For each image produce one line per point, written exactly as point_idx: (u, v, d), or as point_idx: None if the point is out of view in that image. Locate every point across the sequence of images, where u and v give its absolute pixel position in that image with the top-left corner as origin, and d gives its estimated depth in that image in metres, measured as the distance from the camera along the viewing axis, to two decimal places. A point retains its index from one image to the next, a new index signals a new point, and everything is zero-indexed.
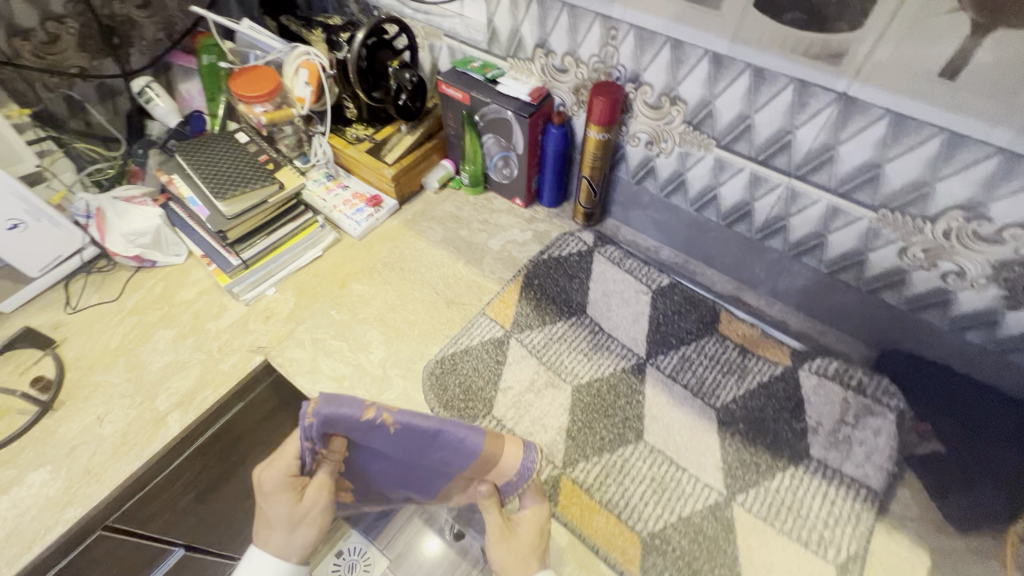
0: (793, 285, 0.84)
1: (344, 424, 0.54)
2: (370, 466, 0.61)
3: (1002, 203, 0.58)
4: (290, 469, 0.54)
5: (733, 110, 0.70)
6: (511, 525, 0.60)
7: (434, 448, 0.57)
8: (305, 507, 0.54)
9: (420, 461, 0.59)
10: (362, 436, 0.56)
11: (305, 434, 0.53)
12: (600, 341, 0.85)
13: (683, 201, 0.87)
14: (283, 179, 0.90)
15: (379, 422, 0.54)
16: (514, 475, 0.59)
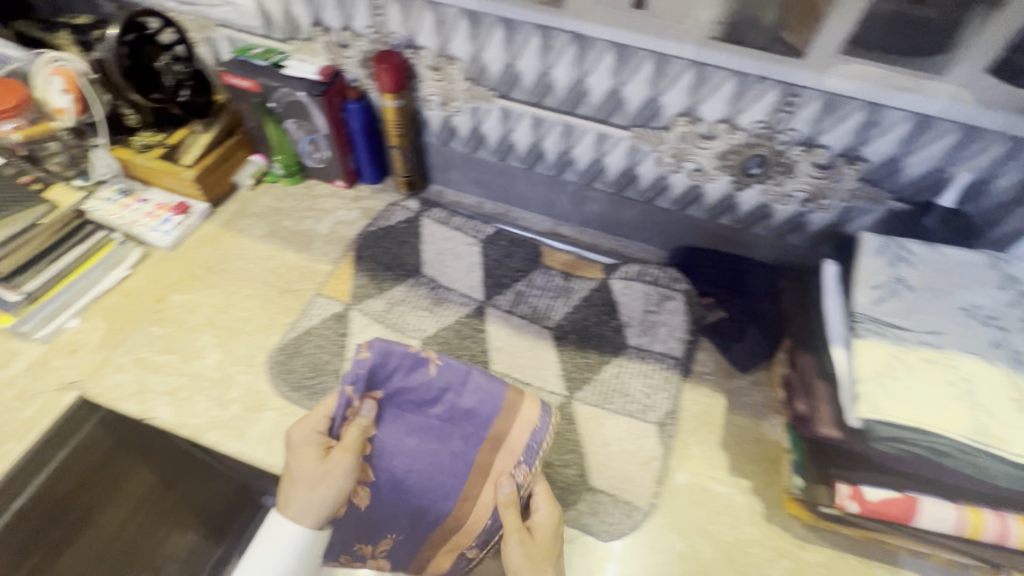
0: (595, 210, 0.97)
1: (394, 358, 0.63)
2: (396, 442, 0.66)
3: (706, 105, 0.73)
4: (319, 427, 0.63)
5: (500, 61, 0.79)
6: (529, 530, 0.64)
7: (465, 395, 0.66)
8: (327, 465, 0.61)
9: (448, 417, 0.67)
10: (405, 377, 0.65)
11: (359, 367, 0.62)
12: (440, 295, 0.90)
13: (488, 153, 0.95)
14: (58, 197, 0.84)
15: (424, 358, 0.65)
16: (532, 432, 0.66)
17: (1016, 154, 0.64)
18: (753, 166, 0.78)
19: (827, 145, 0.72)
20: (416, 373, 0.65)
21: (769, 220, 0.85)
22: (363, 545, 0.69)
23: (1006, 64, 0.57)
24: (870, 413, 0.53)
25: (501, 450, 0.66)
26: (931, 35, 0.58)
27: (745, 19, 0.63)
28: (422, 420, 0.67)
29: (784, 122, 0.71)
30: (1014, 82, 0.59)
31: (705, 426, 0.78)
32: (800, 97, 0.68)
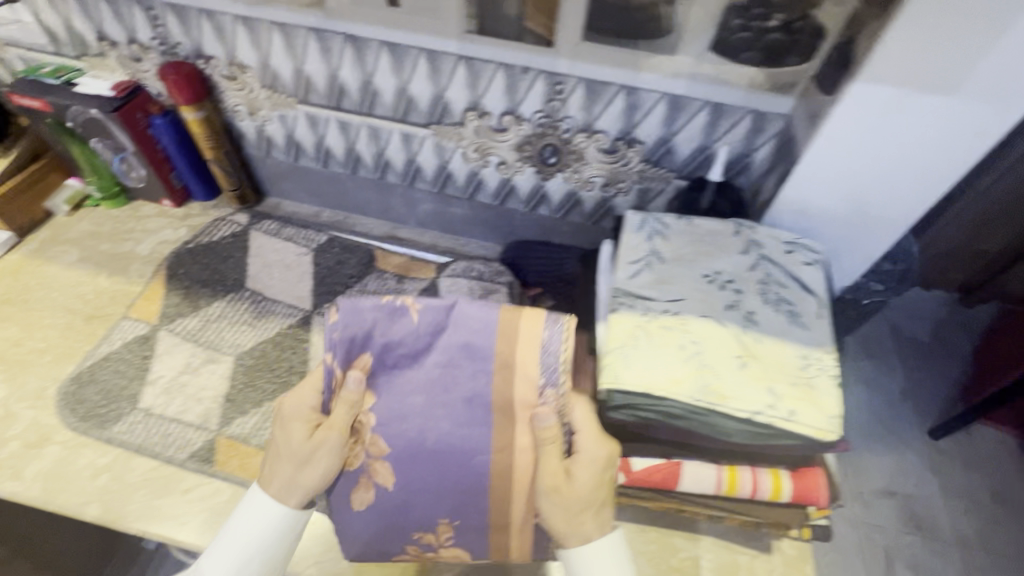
0: (427, 210, 0.97)
1: (365, 317, 0.47)
2: (398, 404, 0.48)
3: (487, 98, 0.75)
4: (310, 398, 0.50)
5: (288, 66, 0.78)
6: (568, 475, 0.48)
7: (462, 332, 0.47)
8: (313, 444, 0.48)
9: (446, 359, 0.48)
10: (386, 333, 0.47)
11: (331, 336, 0.47)
12: (263, 307, 0.88)
13: (310, 161, 0.94)
14: None
15: (402, 307, 0.47)
16: (543, 348, 0.46)
17: (762, 127, 0.68)
18: (549, 156, 0.80)
19: (604, 130, 0.75)
20: (397, 324, 0.47)
21: (581, 208, 0.87)
22: (415, 537, 0.53)
23: (721, 42, 0.61)
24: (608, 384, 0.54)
25: (520, 379, 0.47)
26: (651, 17, 0.61)
27: (490, 12, 0.65)
28: (428, 368, 0.48)
29: (561, 110, 0.73)
30: (735, 58, 0.62)
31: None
32: (565, 85, 0.70)
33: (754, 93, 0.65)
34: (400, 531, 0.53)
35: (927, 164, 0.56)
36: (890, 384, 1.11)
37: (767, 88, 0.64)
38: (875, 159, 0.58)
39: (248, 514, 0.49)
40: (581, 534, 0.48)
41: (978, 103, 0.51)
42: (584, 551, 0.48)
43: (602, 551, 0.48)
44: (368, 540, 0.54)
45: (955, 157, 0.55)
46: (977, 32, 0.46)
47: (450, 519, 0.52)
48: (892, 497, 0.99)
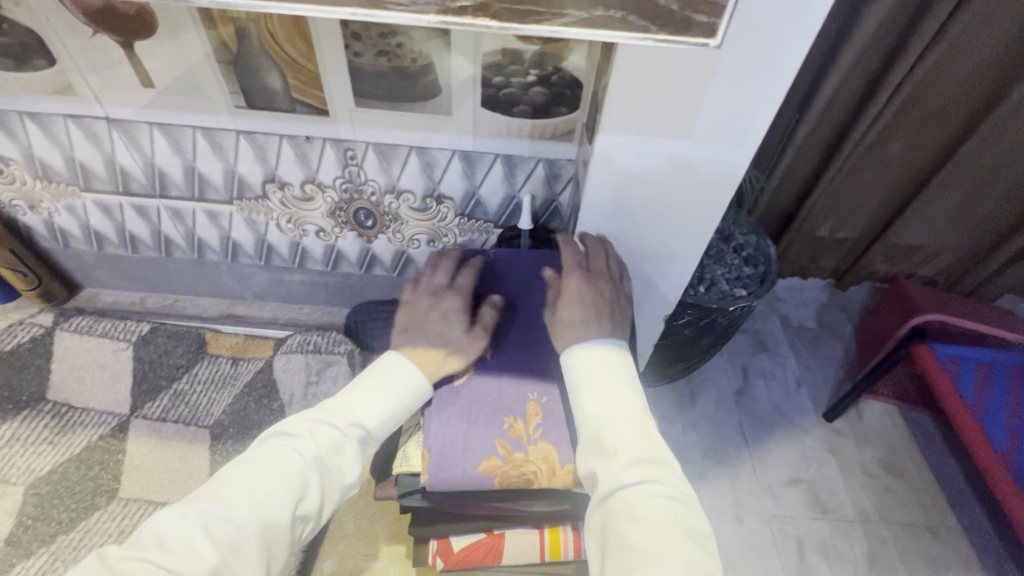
0: (261, 283, 0.91)
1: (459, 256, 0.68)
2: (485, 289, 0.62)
3: (282, 169, 0.71)
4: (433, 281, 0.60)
5: (57, 155, 0.71)
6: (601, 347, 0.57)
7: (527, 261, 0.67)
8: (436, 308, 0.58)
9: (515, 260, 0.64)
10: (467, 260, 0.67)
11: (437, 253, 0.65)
12: (69, 420, 0.79)
13: (116, 248, 0.86)
14: None
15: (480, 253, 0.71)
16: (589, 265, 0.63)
17: (557, 172, 0.69)
18: (365, 219, 0.77)
19: (410, 190, 0.73)
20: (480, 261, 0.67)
21: (414, 265, 0.84)
22: (506, 424, 0.53)
23: (490, 99, 0.61)
24: (399, 468, 0.54)
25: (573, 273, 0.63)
26: (413, 81, 0.60)
27: (254, 87, 0.62)
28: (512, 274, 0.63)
29: (360, 174, 0.71)
30: (508, 113, 0.62)
31: (376, 507, 0.73)
32: (356, 150, 0.68)
33: (538, 142, 0.65)
34: (486, 416, 0.53)
35: (695, 199, 0.59)
36: (785, 372, 1.09)
37: (549, 137, 0.65)
38: (647, 204, 0.60)
39: (378, 377, 0.53)
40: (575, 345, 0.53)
41: (712, 145, 0.54)
42: (594, 363, 0.51)
43: (607, 371, 0.51)
44: (455, 439, 0.52)
45: (716, 188, 0.58)
46: (678, 92, 0.49)
47: (537, 394, 0.55)
48: (799, 486, 0.95)
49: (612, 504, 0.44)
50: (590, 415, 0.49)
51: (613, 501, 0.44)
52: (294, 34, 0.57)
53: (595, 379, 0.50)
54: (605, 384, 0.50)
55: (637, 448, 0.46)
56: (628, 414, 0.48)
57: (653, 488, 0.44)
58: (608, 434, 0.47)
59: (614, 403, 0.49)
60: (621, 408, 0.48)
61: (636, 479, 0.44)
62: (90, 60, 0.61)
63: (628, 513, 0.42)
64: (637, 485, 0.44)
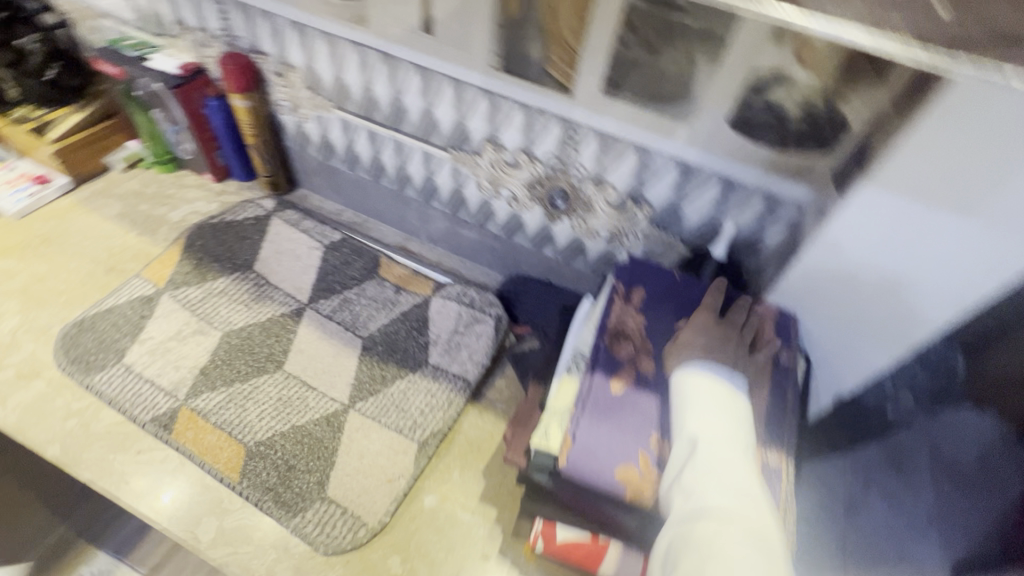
0: (439, 229, 0.98)
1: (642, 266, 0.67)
2: (658, 312, 0.61)
3: (505, 133, 0.75)
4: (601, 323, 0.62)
5: (330, 73, 0.82)
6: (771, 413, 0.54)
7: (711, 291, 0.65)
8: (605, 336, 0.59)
9: (686, 295, 0.63)
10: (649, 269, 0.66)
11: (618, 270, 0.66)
12: (264, 292, 0.92)
13: (339, 162, 0.98)
14: None
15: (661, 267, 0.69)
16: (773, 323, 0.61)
17: (774, 210, 0.65)
18: (559, 200, 0.80)
19: (613, 184, 0.73)
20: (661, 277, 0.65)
21: (584, 256, 0.85)
22: (653, 441, 0.51)
23: (739, 117, 0.59)
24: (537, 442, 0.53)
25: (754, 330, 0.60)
26: (666, 82, 0.60)
27: (515, 54, 0.65)
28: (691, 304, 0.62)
29: (573, 157, 0.73)
30: (750, 136, 0.60)
31: (482, 466, 0.75)
32: (580, 134, 0.70)
33: (769, 174, 0.62)
34: (634, 428, 0.52)
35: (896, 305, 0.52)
36: None
37: (783, 173, 0.61)
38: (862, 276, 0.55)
39: None
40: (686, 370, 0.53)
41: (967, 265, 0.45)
42: (707, 385, 0.51)
43: (710, 396, 0.50)
44: (602, 436, 0.51)
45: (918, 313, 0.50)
46: (987, 175, 0.43)
47: None
48: None
49: (694, 533, 0.42)
50: (691, 434, 0.48)
51: (692, 527, 0.43)
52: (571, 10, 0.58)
53: (697, 402, 0.50)
54: (707, 411, 0.49)
55: (724, 485, 0.44)
56: (728, 450, 0.47)
57: (735, 529, 0.41)
58: (695, 464, 0.46)
59: (710, 433, 0.48)
60: (722, 439, 0.47)
61: (714, 520, 0.42)
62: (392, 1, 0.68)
63: (703, 550, 0.41)
64: (720, 519, 0.42)
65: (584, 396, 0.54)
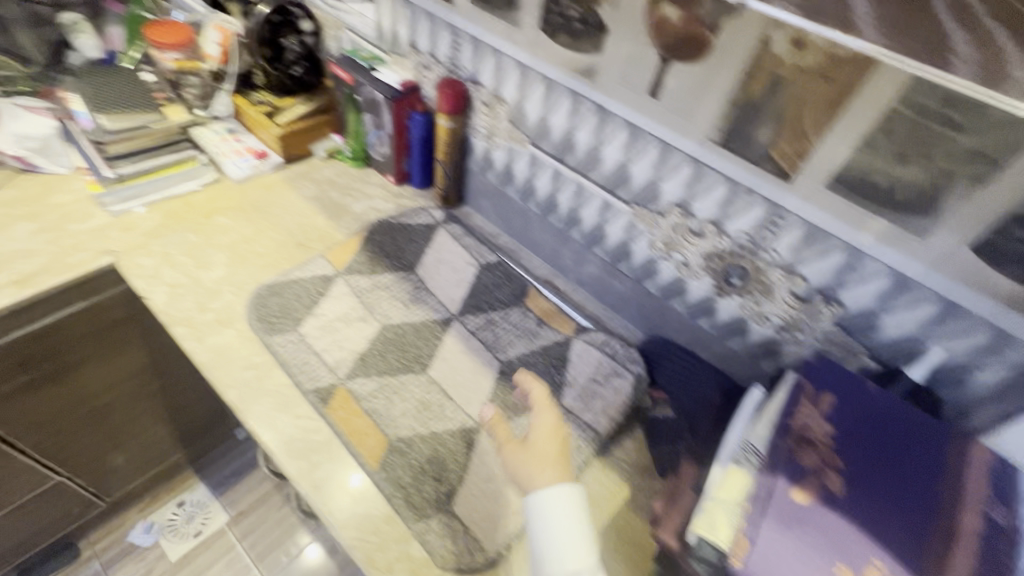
0: (590, 273, 1.00)
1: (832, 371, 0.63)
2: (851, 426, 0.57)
3: (699, 202, 0.75)
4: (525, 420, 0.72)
5: (537, 113, 0.88)
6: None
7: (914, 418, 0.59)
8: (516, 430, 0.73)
9: (879, 411, 0.58)
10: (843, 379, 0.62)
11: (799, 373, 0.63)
12: (420, 295, 0.98)
13: (514, 192, 1.03)
14: (170, 112, 1.06)
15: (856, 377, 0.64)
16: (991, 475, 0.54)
17: (1000, 348, 0.58)
18: (735, 278, 0.78)
19: (806, 277, 0.70)
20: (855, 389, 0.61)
21: (744, 337, 0.82)
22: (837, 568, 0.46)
23: (991, 246, 0.54)
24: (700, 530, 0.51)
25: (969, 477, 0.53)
26: (911, 192, 0.56)
27: (740, 133, 0.65)
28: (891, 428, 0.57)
29: (768, 241, 0.71)
30: (997, 268, 0.54)
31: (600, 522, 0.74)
32: (785, 221, 0.68)
33: (1007, 311, 0.56)
34: (815, 545, 0.47)
35: None
36: None
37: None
38: None
39: None
40: (525, 475, 0.65)
41: None
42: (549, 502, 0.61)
43: (558, 493, 0.61)
44: (779, 546, 0.47)
45: None
46: None
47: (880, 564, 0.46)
48: None
49: None
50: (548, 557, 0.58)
51: None
52: (822, 104, 0.57)
53: (546, 499, 0.61)
54: (560, 502, 0.61)
55: None
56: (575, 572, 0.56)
57: None
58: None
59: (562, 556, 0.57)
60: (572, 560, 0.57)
61: None
62: (626, 63, 0.71)
63: None
64: None
65: (759, 493, 0.51)
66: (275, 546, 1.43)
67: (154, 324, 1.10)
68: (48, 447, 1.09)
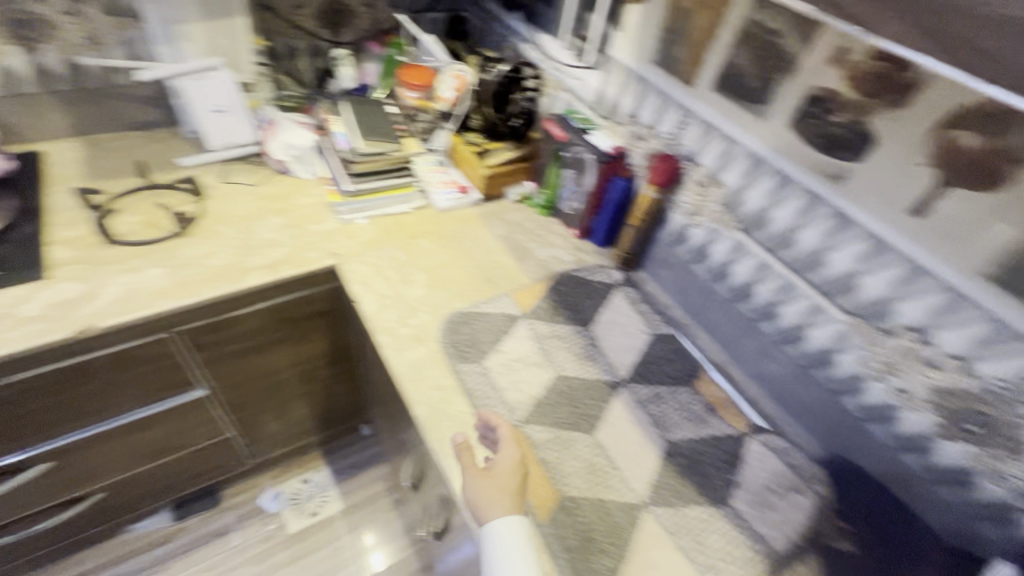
0: (772, 371, 0.94)
1: None
2: None
3: (945, 333, 0.68)
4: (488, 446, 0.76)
5: (758, 203, 0.87)
6: None
7: None
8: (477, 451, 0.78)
9: None
10: None
11: None
12: (593, 352, 0.99)
13: (702, 271, 1.02)
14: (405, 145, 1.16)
15: None
16: None
17: None
18: (972, 423, 0.68)
19: None
20: None
21: (968, 493, 0.71)
22: None
23: None
24: None
25: None
26: None
27: None
28: None
29: None
30: None
31: None
32: None
33: None
34: None
35: None
36: None
37: None
38: None
39: None
40: (482, 502, 0.69)
41: None
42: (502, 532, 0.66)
43: (513, 529, 0.67)
44: None
45: None
46: None
47: None
48: None
49: None
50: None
51: None
52: None
53: (502, 531, 0.66)
54: (514, 534, 0.67)
55: None
56: None
57: None
58: None
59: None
60: None
61: None
62: (890, 176, 0.69)
63: None
64: None
65: None
66: (373, 545, 1.48)
67: (340, 316, 1.21)
68: (231, 406, 1.24)
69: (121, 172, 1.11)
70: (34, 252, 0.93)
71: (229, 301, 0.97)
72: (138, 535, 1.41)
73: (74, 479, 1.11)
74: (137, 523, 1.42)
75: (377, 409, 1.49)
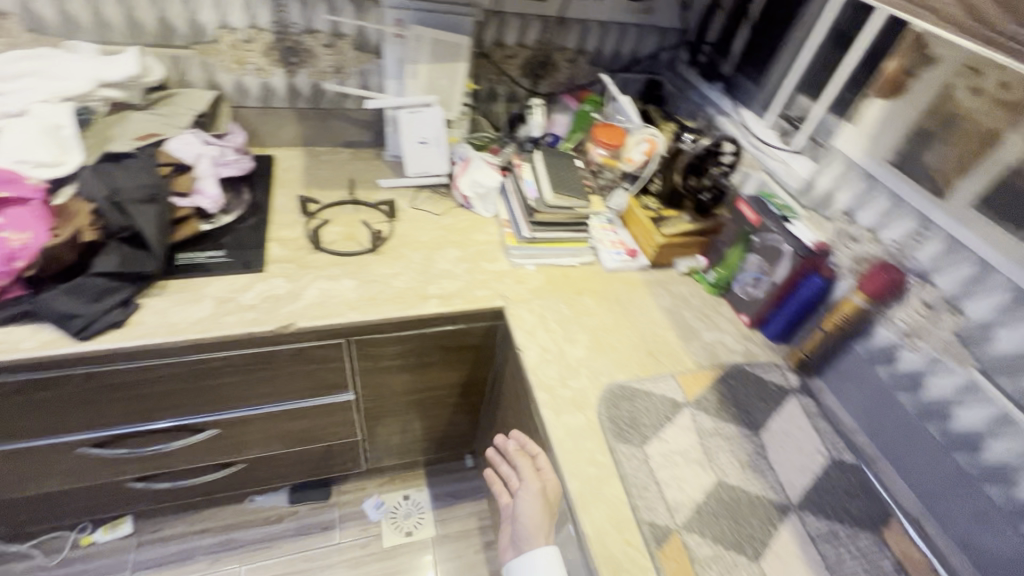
0: (993, 547, 0.77)
1: None
2: None
3: None
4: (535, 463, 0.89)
5: (1016, 347, 0.73)
6: None
7: None
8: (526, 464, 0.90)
9: None
10: None
11: None
12: (759, 463, 0.89)
13: (909, 402, 0.88)
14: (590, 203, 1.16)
15: None
16: None
17: None
18: None
19: None
20: None
21: None
22: None
23: None
24: None
25: None
26: None
27: None
28: None
29: None
30: None
31: None
32: None
33: None
34: None
35: None
36: None
37: None
38: None
39: None
40: (534, 521, 0.82)
41: None
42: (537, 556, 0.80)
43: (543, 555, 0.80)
44: None
45: None
46: None
47: None
48: None
49: None
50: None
51: None
52: None
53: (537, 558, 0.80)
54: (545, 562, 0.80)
55: None
56: None
57: None
58: None
59: None
60: None
61: None
62: None
63: None
64: None
65: None
66: None
67: (487, 352, 1.22)
68: (367, 414, 1.29)
69: (332, 185, 1.24)
70: (259, 245, 1.05)
71: (403, 324, 1.02)
72: (256, 508, 1.51)
73: (230, 447, 1.21)
74: (258, 497, 1.52)
75: (490, 447, 1.49)
